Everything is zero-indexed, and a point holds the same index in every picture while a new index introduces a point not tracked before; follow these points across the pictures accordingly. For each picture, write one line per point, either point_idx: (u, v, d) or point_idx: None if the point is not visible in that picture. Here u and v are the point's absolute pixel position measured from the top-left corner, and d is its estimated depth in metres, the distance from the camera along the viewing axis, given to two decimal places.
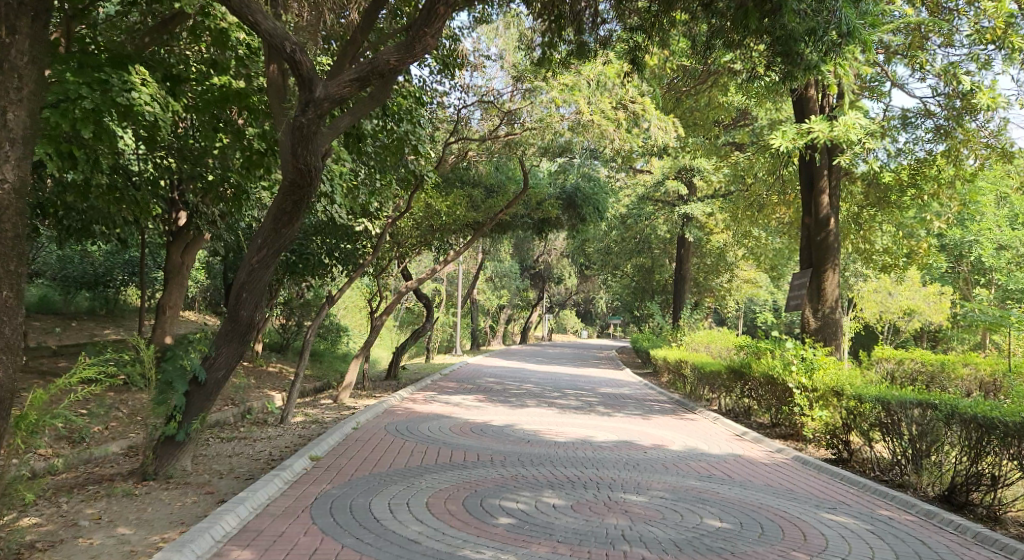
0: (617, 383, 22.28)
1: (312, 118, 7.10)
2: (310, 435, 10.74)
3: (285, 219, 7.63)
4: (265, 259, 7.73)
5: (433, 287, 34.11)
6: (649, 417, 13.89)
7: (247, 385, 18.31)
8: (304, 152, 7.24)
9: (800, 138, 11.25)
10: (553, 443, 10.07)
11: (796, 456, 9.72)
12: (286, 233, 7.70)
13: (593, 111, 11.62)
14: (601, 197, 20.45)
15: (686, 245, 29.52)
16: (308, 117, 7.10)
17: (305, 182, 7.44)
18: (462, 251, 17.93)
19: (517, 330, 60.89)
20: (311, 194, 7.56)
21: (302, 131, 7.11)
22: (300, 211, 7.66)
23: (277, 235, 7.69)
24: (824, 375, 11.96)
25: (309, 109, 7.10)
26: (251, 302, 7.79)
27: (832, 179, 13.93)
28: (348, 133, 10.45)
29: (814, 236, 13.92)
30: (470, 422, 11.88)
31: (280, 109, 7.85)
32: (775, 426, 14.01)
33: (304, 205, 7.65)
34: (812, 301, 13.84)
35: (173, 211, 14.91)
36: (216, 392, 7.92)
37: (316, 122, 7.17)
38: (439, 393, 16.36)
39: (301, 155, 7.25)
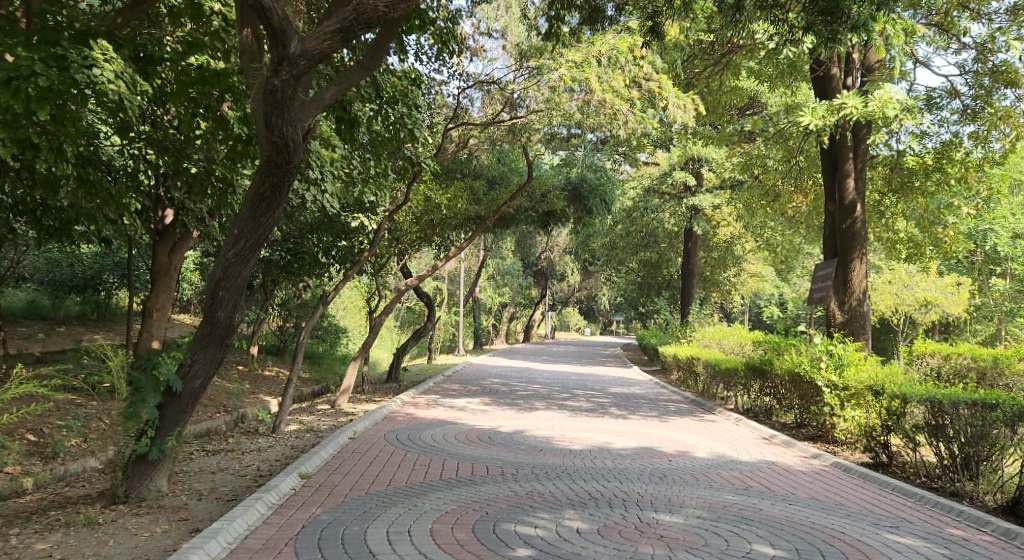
0: (626, 382, 21.47)
1: (286, 80, 6.23)
2: (303, 446, 9.93)
3: (263, 206, 6.79)
4: (243, 253, 6.88)
5: (433, 286, 33.31)
6: (667, 419, 13.09)
7: (242, 391, 17.52)
8: (280, 122, 6.38)
9: (831, 116, 10.49)
10: (568, 451, 9.25)
11: (835, 462, 8.90)
12: (265, 222, 6.85)
13: (605, 90, 10.82)
14: (608, 189, 19.69)
15: (694, 238, 28.73)
16: (281, 79, 6.23)
17: (284, 160, 6.59)
18: (464, 246, 17.08)
19: (520, 329, 60.02)
20: (292, 174, 6.71)
21: (276, 95, 6.25)
22: (281, 196, 6.82)
23: (255, 224, 6.83)
24: (855, 372, 11.09)
25: (283, 67, 6.21)
26: (229, 301, 6.95)
27: (858, 161, 13.06)
28: (342, 118, 9.66)
29: (838, 224, 13.06)
30: (476, 428, 11.06)
31: (254, 75, 7.03)
32: (799, 427, 13.19)
33: (285, 189, 6.80)
34: (838, 293, 12.94)
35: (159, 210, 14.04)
36: (193, 402, 7.12)
37: (291, 86, 6.30)
38: (443, 396, 15.56)
39: (276, 126, 6.39)
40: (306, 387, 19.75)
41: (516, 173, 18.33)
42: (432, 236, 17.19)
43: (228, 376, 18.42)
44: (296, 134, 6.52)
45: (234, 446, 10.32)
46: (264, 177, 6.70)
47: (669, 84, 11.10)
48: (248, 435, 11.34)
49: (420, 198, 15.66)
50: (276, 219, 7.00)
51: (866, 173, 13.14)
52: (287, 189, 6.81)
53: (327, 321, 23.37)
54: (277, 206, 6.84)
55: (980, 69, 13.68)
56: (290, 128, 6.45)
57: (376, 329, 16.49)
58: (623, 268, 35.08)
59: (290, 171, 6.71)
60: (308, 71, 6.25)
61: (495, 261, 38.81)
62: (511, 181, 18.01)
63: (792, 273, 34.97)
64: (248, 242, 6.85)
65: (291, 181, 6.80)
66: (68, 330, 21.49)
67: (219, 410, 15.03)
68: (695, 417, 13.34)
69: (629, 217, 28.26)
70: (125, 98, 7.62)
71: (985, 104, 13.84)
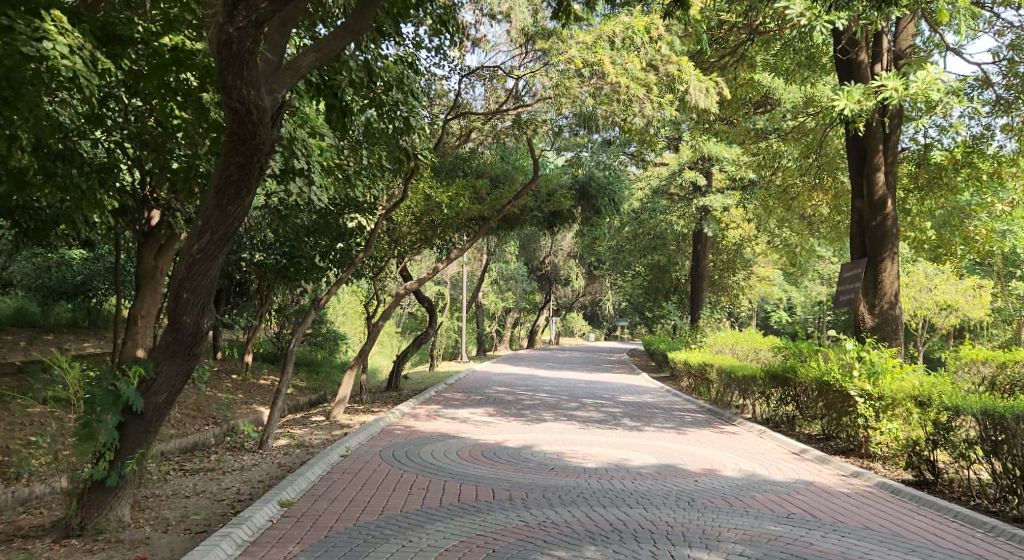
0: (636, 390, 20.57)
1: (243, 27, 5.43)
2: (291, 464, 9.06)
3: (230, 192, 5.96)
4: (209, 248, 6.03)
5: (435, 290, 32.49)
6: (684, 430, 12.21)
7: (233, 401, 16.66)
8: (239, 82, 5.61)
9: (867, 99, 9.80)
10: (583, 470, 8.38)
11: (879, 482, 8.01)
12: (234, 210, 6.01)
13: (619, 73, 9.97)
14: (617, 188, 18.87)
15: (704, 241, 27.86)
16: (238, 27, 5.45)
17: (250, 132, 5.80)
18: (466, 249, 16.24)
19: (523, 335, 59.08)
20: (260, 151, 5.91)
21: (232, 49, 5.47)
22: (250, 180, 5.99)
23: (221, 214, 5.99)
24: (891, 382, 10.27)
25: (238, 14, 5.41)
26: (194, 305, 6.11)
27: (888, 154, 12.20)
28: (333, 106, 8.85)
29: (867, 221, 12.20)
30: (480, 442, 10.19)
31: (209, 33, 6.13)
32: (827, 440, 12.30)
33: (255, 170, 5.99)
34: (868, 295, 12.10)
35: (146, 211, 12.85)
36: (157, 421, 6.28)
37: (251, 36, 5.51)
38: (445, 406, 14.69)
39: (235, 88, 5.61)
40: (301, 397, 18.87)
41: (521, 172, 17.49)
42: (433, 237, 16.36)
43: (220, 386, 17.59)
44: (261, 100, 5.74)
45: (216, 463, 9.46)
46: (229, 157, 5.89)
47: (689, 67, 10.25)
48: (234, 450, 10.48)
49: (420, 196, 14.84)
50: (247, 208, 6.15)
51: (896, 168, 12.29)
52: (257, 170, 5.99)
53: (326, 328, 22.52)
54: (247, 192, 6.01)
55: (1016, 56, 12.86)
56: (252, 91, 5.67)
57: (374, 336, 15.62)
58: (630, 271, 34.20)
59: (258, 147, 5.90)
60: (268, 15, 5.43)
61: (499, 266, 37.93)
62: (516, 179, 17.15)
63: (804, 277, 34.09)
64: (214, 234, 6.01)
65: (261, 160, 5.99)
66: (57, 337, 20.72)
67: (207, 422, 14.20)
68: (714, 429, 12.45)
69: (637, 219, 27.41)
70: (83, 77, 6.86)
71: (1020, 93, 12.97)
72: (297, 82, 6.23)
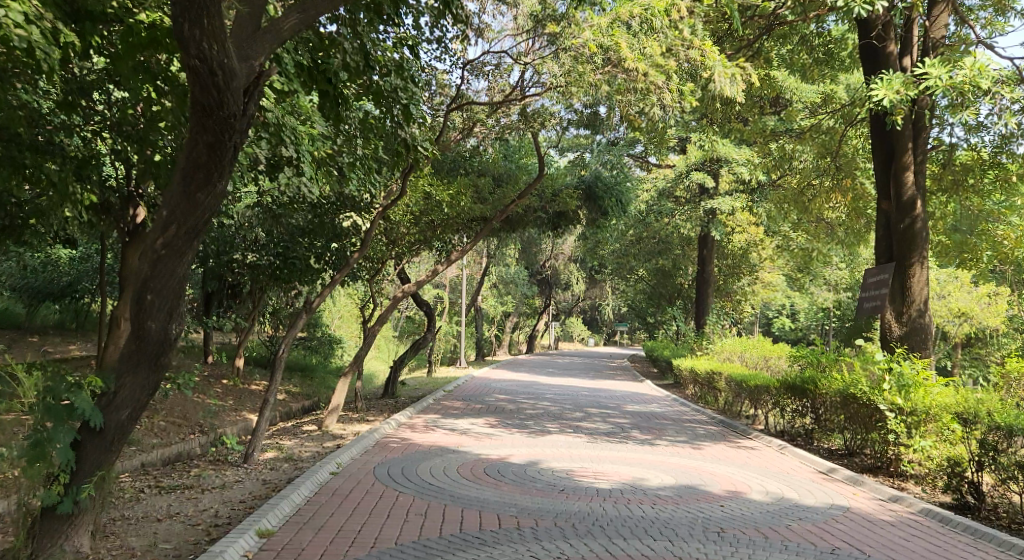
0: (641, 399, 19.83)
1: None
2: (276, 481, 8.30)
3: (198, 175, 5.31)
4: (175, 243, 5.38)
5: (434, 294, 31.72)
6: (699, 444, 11.49)
7: (222, 408, 15.89)
8: (197, 35, 5.02)
9: (907, 90, 9.22)
10: (596, 492, 7.64)
11: (923, 509, 7.28)
12: (203, 198, 5.36)
13: (637, 58, 9.27)
14: (624, 189, 18.13)
15: (710, 244, 27.09)
16: None
17: (216, 100, 5.17)
18: (466, 250, 15.51)
19: (522, 339, 58.24)
20: (227, 124, 5.27)
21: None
22: (221, 161, 5.34)
23: (189, 202, 5.34)
24: (925, 395, 9.56)
25: None
26: (159, 308, 5.48)
27: (917, 152, 11.49)
28: (326, 93, 8.19)
29: (894, 223, 11.51)
30: (483, 457, 9.45)
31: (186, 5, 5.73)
32: (851, 457, 11.52)
33: (226, 149, 5.34)
34: (895, 301, 11.41)
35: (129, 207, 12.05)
36: (119, 438, 5.70)
37: None
38: (443, 415, 13.96)
39: (193, 46, 5.04)
40: (293, 404, 18.09)
41: (524, 171, 16.75)
42: (432, 238, 15.63)
43: (208, 392, 16.81)
44: (225, 58, 5.13)
45: (196, 479, 8.69)
46: (196, 134, 5.27)
47: (712, 51, 9.43)
48: (216, 464, 9.72)
49: (419, 194, 14.12)
50: (219, 199, 5.48)
51: (924, 167, 11.61)
52: (228, 150, 5.34)
53: (320, 331, 21.74)
54: (218, 176, 5.35)
55: None
56: (214, 47, 5.08)
57: (370, 342, 14.86)
58: (633, 276, 33.43)
59: (227, 120, 5.26)
60: None
61: (498, 269, 37.13)
62: (519, 178, 16.39)
63: (810, 283, 33.34)
64: (182, 225, 5.36)
65: (232, 137, 5.34)
66: (42, 339, 19.93)
67: (193, 431, 13.45)
68: (729, 443, 11.70)
69: (641, 222, 26.65)
70: (39, 46, 6.46)
71: None
72: (278, 47, 5.63)
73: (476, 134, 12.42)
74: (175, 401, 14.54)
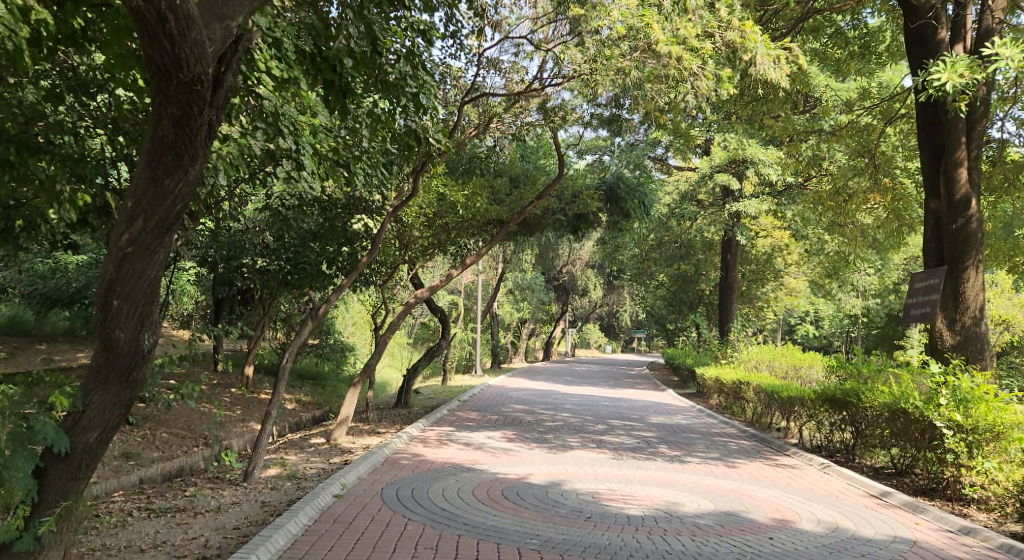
0: (665, 410, 18.97)
1: None
2: (276, 504, 7.55)
3: (166, 158, 4.89)
4: (142, 239, 4.99)
5: (450, 300, 30.96)
6: (734, 462, 10.66)
7: (228, 418, 15.22)
8: None
9: (973, 74, 8.45)
10: (628, 520, 6.83)
11: (1002, 545, 6.43)
12: (171, 185, 4.94)
13: (670, 42, 8.69)
14: (647, 190, 17.29)
15: (733, 248, 26.23)
16: None
17: (174, 60, 4.65)
18: (483, 255, 14.82)
19: (537, 346, 57.37)
20: (191, 91, 4.76)
21: None
22: (191, 140, 4.91)
23: (156, 189, 4.92)
24: (988, 412, 8.75)
25: None
26: (127, 317, 5.13)
27: (971, 147, 10.66)
28: (331, 83, 7.38)
29: (945, 224, 10.71)
30: (501, 477, 8.67)
31: None
32: (901, 476, 10.65)
33: (195, 124, 4.89)
34: (945, 308, 10.60)
35: None
36: (88, 464, 5.35)
37: None
38: (459, 428, 13.19)
39: None
40: (303, 415, 17.38)
41: (542, 171, 16.03)
42: (447, 243, 14.94)
43: (215, 402, 16.13)
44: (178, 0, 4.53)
45: (189, 500, 7.96)
46: (160, 108, 4.82)
47: (753, 31, 8.77)
48: (213, 482, 8.98)
49: (434, 196, 13.45)
50: (189, 184, 5.04)
51: (978, 165, 10.79)
52: (198, 126, 4.89)
53: (331, 338, 21.06)
54: (190, 159, 4.94)
55: None
56: None
57: (382, 350, 14.14)
58: (653, 281, 32.58)
59: (191, 87, 4.75)
60: None
61: (515, 275, 36.32)
62: (537, 179, 15.67)
63: (836, 290, 32.40)
64: (150, 217, 4.96)
65: (201, 111, 4.88)
66: (48, 346, 19.33)
67: (196, 443, 12.75)
68: (766, 460, 10.84)
69: (664, 225, 25.80)
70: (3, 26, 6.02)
71: None
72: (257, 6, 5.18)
73: (492, 130, 11.67)
74: (179, 411, 13.86)
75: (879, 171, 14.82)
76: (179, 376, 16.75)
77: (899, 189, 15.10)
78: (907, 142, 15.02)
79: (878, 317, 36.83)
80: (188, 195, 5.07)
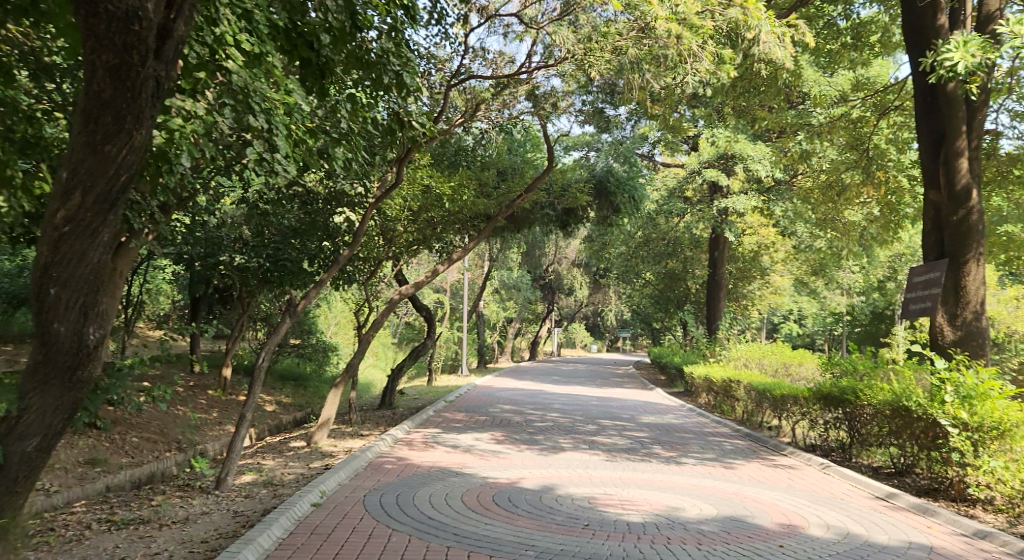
0: (655, 409, 18.62)
1: None
2: (249, 513, 7.12)
3: (106, 119, 4.64)
4: (80, 214, 4.70)
5: (435, 300, 30.48)
6: (731, 462, 10.30)
7: (205, 421, 14.72)
8: None
9: (981, 55, 8.20)
10: (628, 527, 6.42)
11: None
12: (112, 150, 4.68)
13: (668, 19, 8.62)
14: (637, 184, 16.92)
15: (721, 245, 25.93)
16: None
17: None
18: (469, 250, 14.39)
19: (523, 345, 56.88)
20: (125, 31, 4.55)
21: None
22: (132, 95, 4.65)
23: (94, 152, 4.66)
24: (994, 409, 8.42)
25: None
26: (65, 308, 4.83)
27: (973, 136, 10.35)
28: (309, 61, 7.12)
29: (945, 215, 10.39)
30: (490, 482, 8.24)
31: None
32: (902, 476, 10.33)
33: (135, 74, 4.64)
34: (946, 302, 10.26)
35: None
36: (27, 475, 5.03)
37: None
38: (445, 430, 12.75)
39: None
40: (283, 418, 16.88)
41: (530, 165, 15.62)
42: (432, 239, 14.52)
43: (191, 405, 15.60)
44: None
45: (157, 509, 7.49)
46: (96, 58, 4.61)
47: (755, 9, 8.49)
48: (183, 490, 8.51)
49: (418, 189, 13.01)
50: (133, 148, 4.76)
51: (978, 154, 10.50)
52: (140, 79, 4.65)
53: (313, 339, 20.55)
54: (133, 119, 4.68)
55: None
56: None
57: (364, 349, 13.69)
58: (640, 280, 32.25)
59: (127, 27, 4.55)
60: None
61: (501, 273, 35.89)
62: (525, 172, 15.28)
63: (823, 288, 32.20)
64: (88, 190, 4.68)
65: (142, 60, 4.65)
66: (18, 349, 18.69)
67: (169, 448, 12.24)
68: (762, 460, 10.49)
69: (652, 221, 25.46)
70: None
71: None
72: None
73: (480, 118, 11.27)
74: (152, 415, 13.34)
75: (873, 163, 14.50)
76: (153, 378, 16.21)
77: (893, 182, 14.72)
78: (902, 134, 14.67)
79: (864, 315, 36.69)
80: (133, 163, 4.80)
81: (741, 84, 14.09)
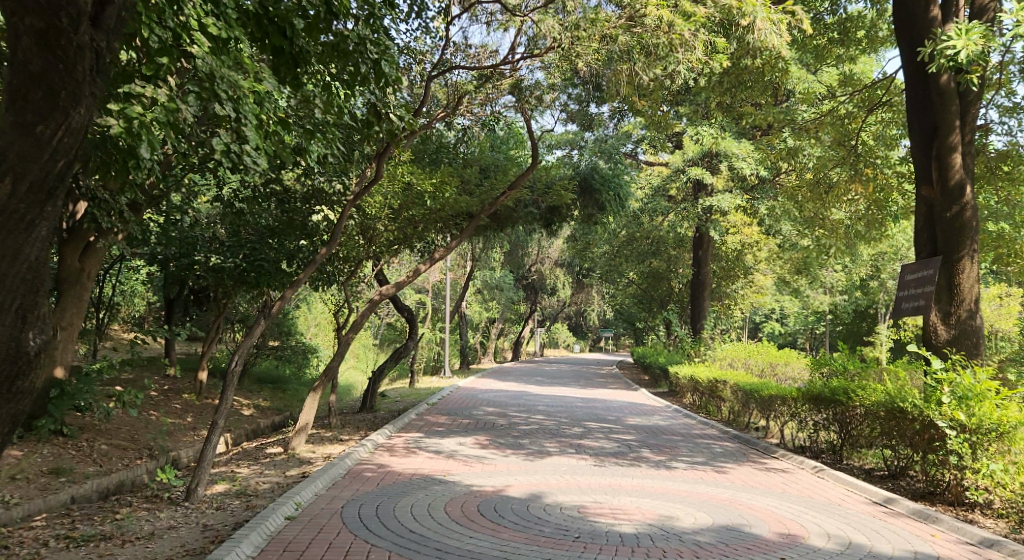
0: (641, 410, 18.37)
1: None
2: (219, 528, 6.74)
3: (38, 96, 4.79)
4: (14, 196, 4.79)
5: (417, 300, 30.09)
6: (722, 466, 10.03)
7: (179, 426, 14.29)
8: None
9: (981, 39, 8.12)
10: (620, 540, 6.10)
11: None
12: (47, 128, 4.83)
13: (661, 4, 8.95)
14: (622, 182, 16.66)
15: (705, 244, 25.73)
16: None
17: None
18: (451, 249, 14.05)
19: (506, 346, 56.61)
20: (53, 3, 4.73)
21: None
22: (65, 67, 4.82)
23: (28, 129, 4.79)
24: (993, 410, 8.18)
25: None
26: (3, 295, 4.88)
27: (966, 130, 10.16)
28: (280, 50, 6.67)
29: (938, 212, 10.15)
30: (474, 491, 7.90)
31: None
32: (896, 478, 10.10)
33: (66, 46, 4.81)
34: (940, 300, 10.03)
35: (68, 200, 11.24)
36: None
37: None
38: (426, 434, 12.40)
39: None
40: (260, 423, 16.46)
41: (513, 162, 15.30)
42: (413, 238, 14.18)
43: (164, 410, 15.13)
44: None
45: (122, 523, 7.10)
46: (21, 28, 4.74)
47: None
48: (150, 502, 8.11)
49: (398, 185, 12.67)
50: (70, 124, 4.93)
51: (970, 150, 10.29)
52: (72, 46, 4.82)
53: (292, 340, 20.09)
54: (68, 95, 4.85)
55: None
56: None
57: (344, 352, 13.30)
58: (623, 279, 32.01)
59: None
60: None
61: (484, 274, 35.55)
62: (508, 169, 14.99)
63: (807, 289, 32.14)
64: (23, 172, 4.79)
65: (75, 34, 4.83)
66: None
67: (140, 456, 11.82)
68: (754, 464, 10.21)
69: (636, 220, 25.23)
70: None
71: None
72: None
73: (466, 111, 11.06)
74: (122, 421, 12.91)
75: (861, 160, 14.29)
76: (125, 383, 15.72)
77: (882, 179, 14.46)
78: (889, 132, 14.43)
79: (846, 314, 36.70)
80: (67, 143, 4.93)
81: (728, 78, 13.83)
